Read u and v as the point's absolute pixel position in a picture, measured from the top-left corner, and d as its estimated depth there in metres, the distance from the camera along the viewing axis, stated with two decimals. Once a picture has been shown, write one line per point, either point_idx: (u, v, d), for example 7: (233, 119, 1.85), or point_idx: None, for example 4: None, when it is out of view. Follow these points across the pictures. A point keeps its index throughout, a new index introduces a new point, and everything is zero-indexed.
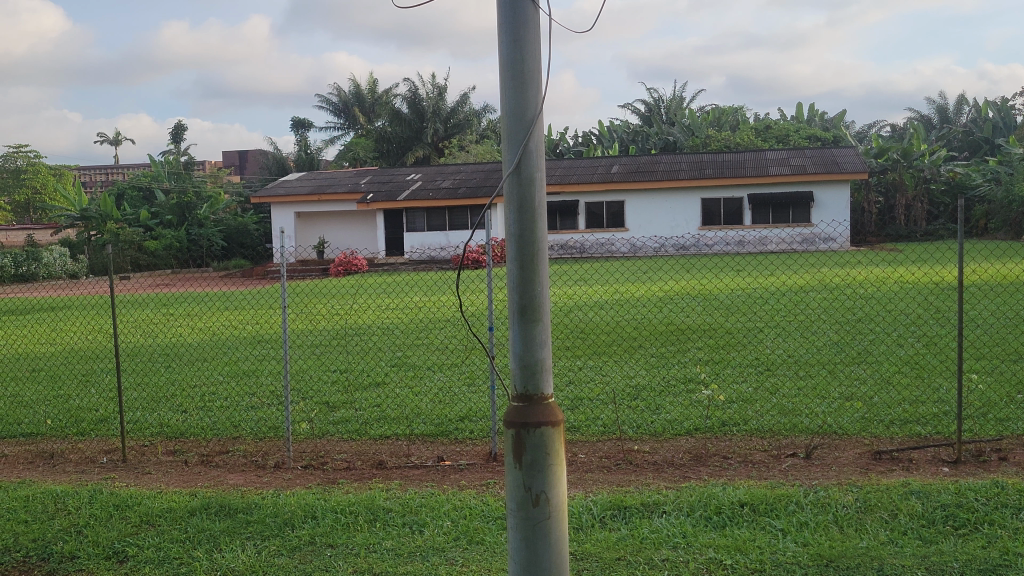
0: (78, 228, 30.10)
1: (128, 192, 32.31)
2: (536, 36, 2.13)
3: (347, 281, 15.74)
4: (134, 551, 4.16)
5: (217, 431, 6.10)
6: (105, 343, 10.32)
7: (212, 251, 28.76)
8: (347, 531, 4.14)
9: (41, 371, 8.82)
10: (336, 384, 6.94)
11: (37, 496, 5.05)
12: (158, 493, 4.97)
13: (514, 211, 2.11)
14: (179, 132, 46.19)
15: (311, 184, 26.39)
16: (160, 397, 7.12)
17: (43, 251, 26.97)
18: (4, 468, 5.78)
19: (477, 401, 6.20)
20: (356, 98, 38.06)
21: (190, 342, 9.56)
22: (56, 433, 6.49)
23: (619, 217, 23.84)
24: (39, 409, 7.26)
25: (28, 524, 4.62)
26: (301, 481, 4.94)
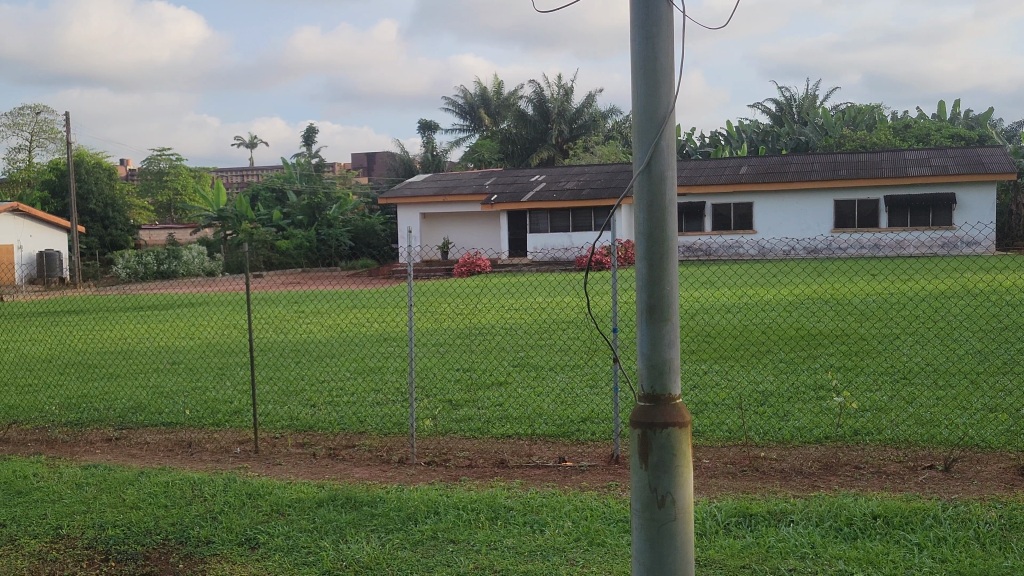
0: (216, 227, 31.47)
1: (263, 194, 33.61)
2: (668, 32, 2.09)
3: (472, 281, 15.97)
4: (265, 539, 4.31)
5: (344, 426, 6.24)
6: (240, 338, 10.74)
7: (341, 251, 29.42)
8: (468, 528, 4.18)
9: (181, 364, 9.25)
10: (459, 383, 7.02)
11: (177, 482, 5.29)
12: (288, 483, 5.13)
13: (643, 210, 2.08)
14: (311, 135, 47.75)
15: (437, 185, 26.86)
16: (290, 391, 7.34)
17: (182, 249, 28.33)
18: (146, 455, 6.08)
19: (600, 403, 6.16)
20: (482, 100, 38.45)
21: (320, 339, 9.84)
22: (195, 424, 6.78)
23: (747, 219, 23.40)
24: (179, 399, 7.61)
25: (168, 508, 4.85)
26: (424, 476, 5.02)
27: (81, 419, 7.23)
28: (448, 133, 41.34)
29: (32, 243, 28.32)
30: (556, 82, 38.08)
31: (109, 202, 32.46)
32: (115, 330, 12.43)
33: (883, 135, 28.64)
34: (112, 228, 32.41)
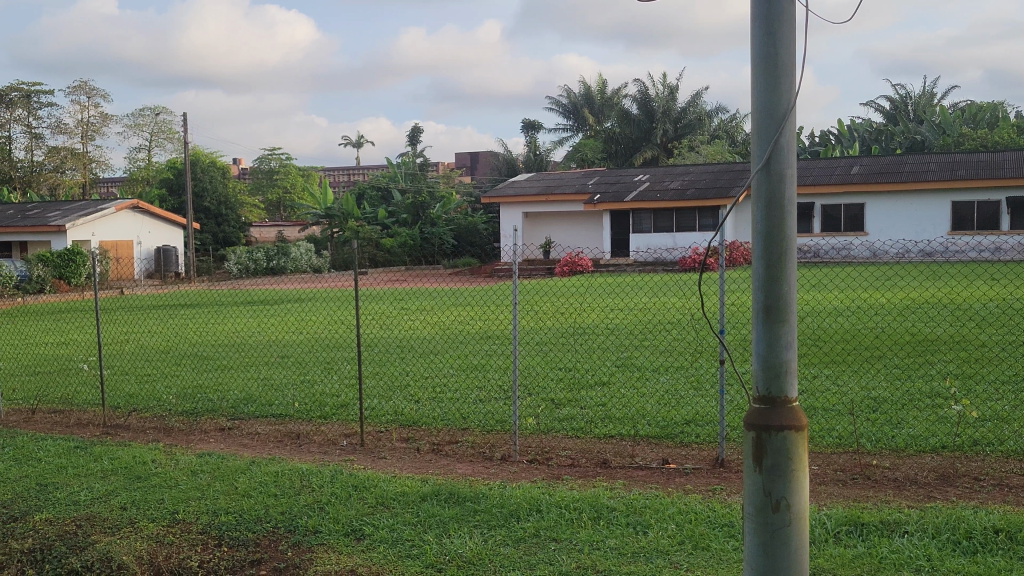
0: (323, 225, 32.25)
1: (369, 192, 34.30)
2: (792, 28, 2.05)
3: (574, 281, 15.97)
4: (370, 531, 4.39)
5: (447, 422, 6.32)
6: (346, 334, 10.98)
7: (443, 249, 29.84)
8: (570, 526, 4.18)
9: (290, 357, 9.51)
10: (562, 382, 7.03)
11: (286, 472, 5.44)
12: (392, 476, 5.22)
13: (761, 208, 2.05)
14: (416, 135, 48.47)
15: (540, 184, 26.95)
16: (395, 386, 7.47)
17: (291, 246, 29.14)
18: (257, 445, 6.27)
19: (705, 406, 6.09)
20: (586, 100, 38.36)
21: (424, 336, 9.98)
22: (303, 416, 6.96)
23: (858, 221, 22.78)
24: (288, 391, 7.84)
25: (278, 497, 4.98)
26: (526, 474, 5.04)
27: (195, 409, 7.51)
28: (551, 132, 41.41)
29: (151, 239, 29.56)
30: (662, 81, 37.70)
31: (223, 200, 33.63)
32: (228, 324, 12.86)
33: (1006, 134, 27.45)
34: (225, 226, 33.58)
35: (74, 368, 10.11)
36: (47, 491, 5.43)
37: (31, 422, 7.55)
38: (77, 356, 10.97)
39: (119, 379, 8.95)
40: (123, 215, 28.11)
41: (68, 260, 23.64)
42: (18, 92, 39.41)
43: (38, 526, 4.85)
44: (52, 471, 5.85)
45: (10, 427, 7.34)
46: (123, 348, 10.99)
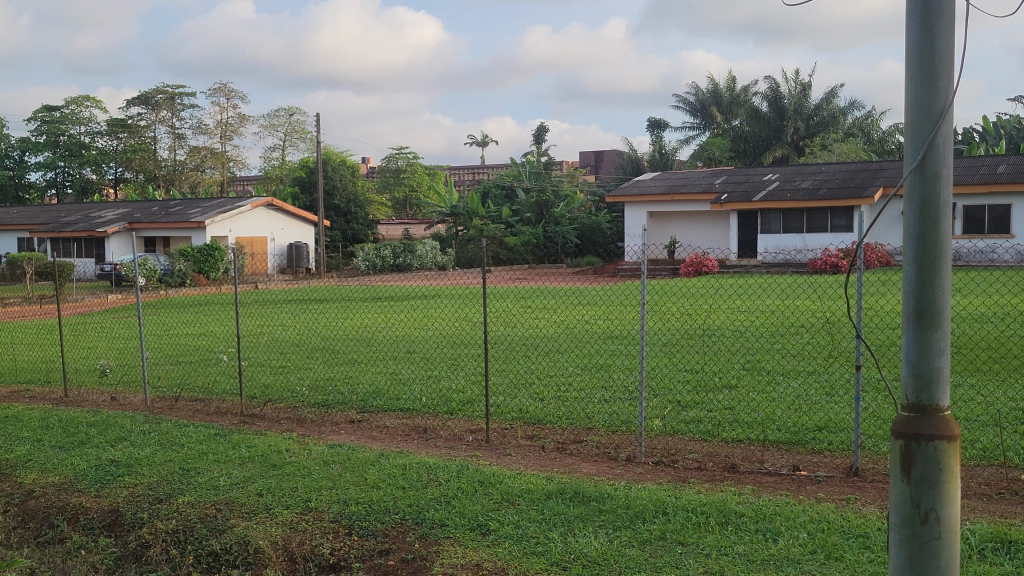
0: (448, 223, 32.77)
1: (494, 191, 34.71)
2: (950, 20, 1.98)
3: (701, 282, 15.76)
4: (496, 526, 4.44)
5: (572, 421, 6.33)
6: (471, 331, 11.12)
7: (566, 248, 29.89)
8: (698, 530, 4.13)
9: (416, 353, 9.70)
10: (688, 384, 6.96)
11: (413, 466, 5.55)
12: (518, 473, 5.27)
13: (914, 212, 1.99)
14: (541, 133, 48.75)
15: (666, 183, 26.69)
16: (519, 384, 7.53)
17: (417, 244, 29.74)
18: (386, 437, 6.43)
19: (839, 412, 5.93)
20: (714, 97, 37.74)
21: (548, 334, 10.03)
22: (430, 411, 7.09)
23: (1003, 223, 21.74)
24: (416, 386, 7.99)
25: (405, 489, 5.10)
26: (653, 476, 5.01)
27: (326, 401, 7.74)
28: (677, 131, 40.96)
29: (284, 235, 30.60)
30: (793, 78, 36.80)
31: (352, 199, 34.55)
32: (356, 319, 13.19)
33: None
34: (354, 223, 34.48)
35: (213, 358, 10.56)
36: (190, 476, 5.69)
37: (174, 409, 7.92)
38: (216, 347, 11.46)
39: (255, 370, 9.31)
40: (258, 212, 29.16)
41: (208, 256, 24.67)
42: (163, 94, 41.34)
43: (181, 509, 5.11)
44: (193, 457, 6.13)
45: (155, 413, 7.72)
46: (259, 340, 11.43)
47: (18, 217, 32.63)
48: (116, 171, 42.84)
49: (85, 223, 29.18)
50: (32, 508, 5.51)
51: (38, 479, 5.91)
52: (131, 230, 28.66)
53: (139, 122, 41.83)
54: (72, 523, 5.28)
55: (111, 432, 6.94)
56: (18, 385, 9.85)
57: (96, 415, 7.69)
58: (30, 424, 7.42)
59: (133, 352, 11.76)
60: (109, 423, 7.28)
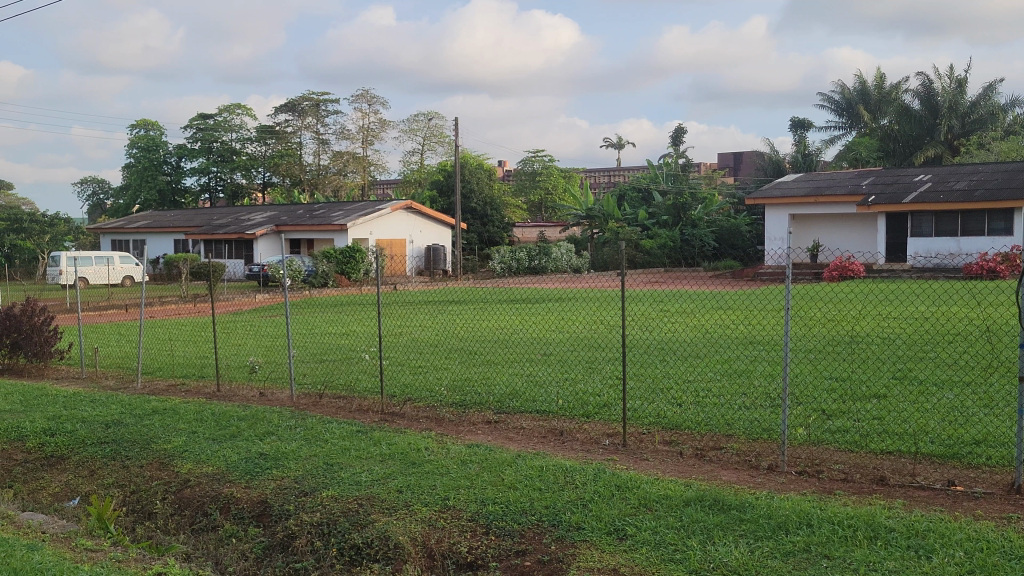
0: (584, 226, 32.85)
1: (629, 194, 34.60)
2: None
3: (846, 287, 15.29)
4: (632, 531, 4.40)
5: (710, 427, 6.22)
6: (608, 334, 11.10)
7: (704, 251, 29.45)
8: (844, 544, 3.99)
9: (553, 355, 9.74)
10: (834, 393, 6.72)
11: (550, 468, 5.57)
12: (656, 479, 5.21)
13: None
14: (678, 135, 48.23)
15: (810, 185, 25.98)
16: (657, 389, 7.45)
17: (552, 246, 29.88)
18: (523, 439, 6.47)
19: (997, 426, 5.62)
20: (861, 95, 36.76)
21: (685, 338, 9.90)
22: (566, 413, 7.10)
23: None
24: (551, 389, 8.02)
25: (542, 491, 5.11)
26: (796, 486, 4.87)
27: (464, 401, 7.84)
28: (822, 131, 39.82)
29: (422, 238, 31.28)
30: (948, 73, 35.05)
31: (489, 202, 35.05)
32: (491, 321, 13.35)
33: None
34: (490, 226, 34.91)
35: (356, 357, 10.90)
36: (333, 471, 5.87)
37: (319, 406, 8.19)
38: (358, 346, 11.79)
39: (395, 370, 9.53)
40: (398, 215, 29.92)
41: (350, 257, 25.50)
42: (309, 101, 42.94)
43: (325, 502, 5.28)
44: (337, 453, 6.31)
45: (301, 409, 8.00)
46: (398, 339, 11.70)
47: (175, 220, 34.47)
48: (264, 176, 44.72)
49: (236, 226, 30.59)
50: (188, 497, 5.83)
51: (193, 469, 6.24)
52: (278, 232, 29.87)
53: (285, 129, 43.57)
54: (224, 511, 5.55)
55: (260, 426, 7.24)
56: (176, 379, 10.41)
57: (246, 409, 8.03)
58: (186, 416, 7.83)
59: (280, 350, 12.27)
60: (258, 418, 7.59)
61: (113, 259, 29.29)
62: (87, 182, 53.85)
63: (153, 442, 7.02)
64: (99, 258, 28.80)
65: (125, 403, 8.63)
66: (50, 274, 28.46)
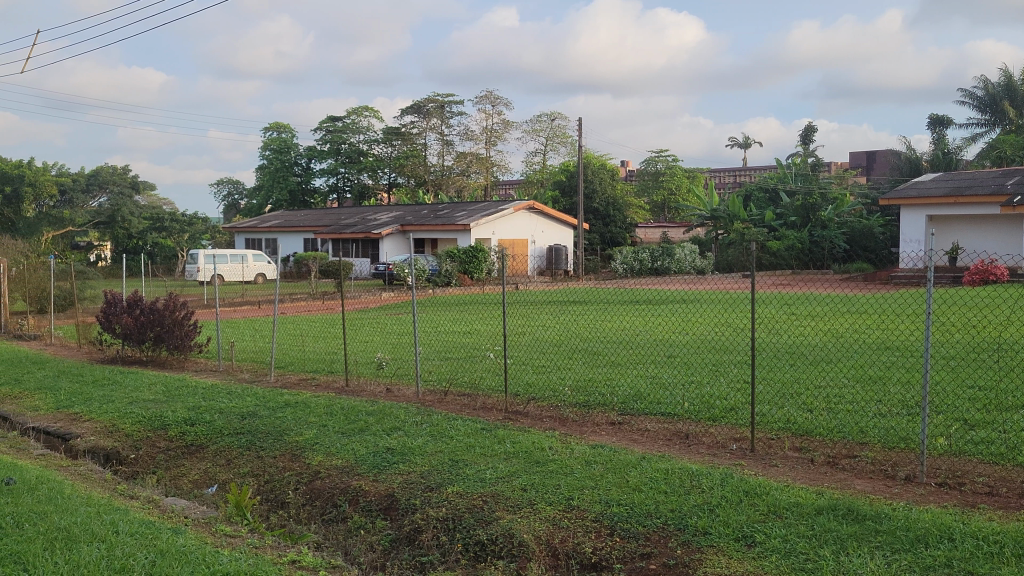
0: (709, 227, 32.44)
1: (756, 194, 33.95)
2: None
3: (989, 291, 14.61)
4: (761, 538, 4.32)
5: (843, 434, 6.04)
6: (734, 337, 10.88)
7: (834, 253, 28.69)
8: (988, 561, 3.81)
9: (677, 357, 9.62)
10: (976, 402, 6.43)
11: (676, 471, 5.50)
12: (786, 485, 5.09)
13: None
14: (807, 134, 46.98)
15: (949, 185, 24.93)
16: (786, 393, 7.29)
17: (676, 248, 29.55)
18: (647, 441, 6.42)
19: None
20: (1006, 91, 35.30)
21: (814, 342, 9.65)
22: (691, 416, 7.00)
23: None
24: (677, 391, 7.93)
25: (668, 495, 5.06)
26: (936, 498, 4.68)
27: (588, 402, 7.83)
28: (962, 129, 38.14)
29: (544, 237, 31.41)
30: None
31: (611, 202, 34.90)
32: (614, 321, 13.30)
33: None
34: (613, 226, 34.76)
35: (480, 355, 11.03)
36: (458, 467, 5.95)
37: (444, 402, 8.33)
38: (482, 344, 11.94)
39: (518, 368, 9.60)
40: (521, 215, 30.14)
41: (473, 256, 25.88)
42: (434, 103, 43.69)
43: (450, 498, 5.36)
44: (462, 449, 6.41)
45: (427, 405, 8.16)
46: (521, 339, 11.80)
47: (304, 220, 35.56)
48: (390, 176, 45.70)
49: (362, 226, 31.39)
50: (319, 488, 6.02)
51: (323, 461, 6.43)
52: (403, 231, 30.49)
53: (411, 130, 44.45)
54: (353, 504, 5.70)
55: (387, 421, 7.41)
56: (307, 373, 10.76)
57: (374, 404, 8.22)
58: (317, 409, 8.07)
59: (407, 347, 12.54)
60: (385, 413, 7.77)
61: (246, 257, 30.45)
62: (223, 183, 56.07)
63: (285, 434, 7.27)
64: (234, 256, 30.01)
65: (258, 396, 8.97)
66: (189, 271, 29.83)
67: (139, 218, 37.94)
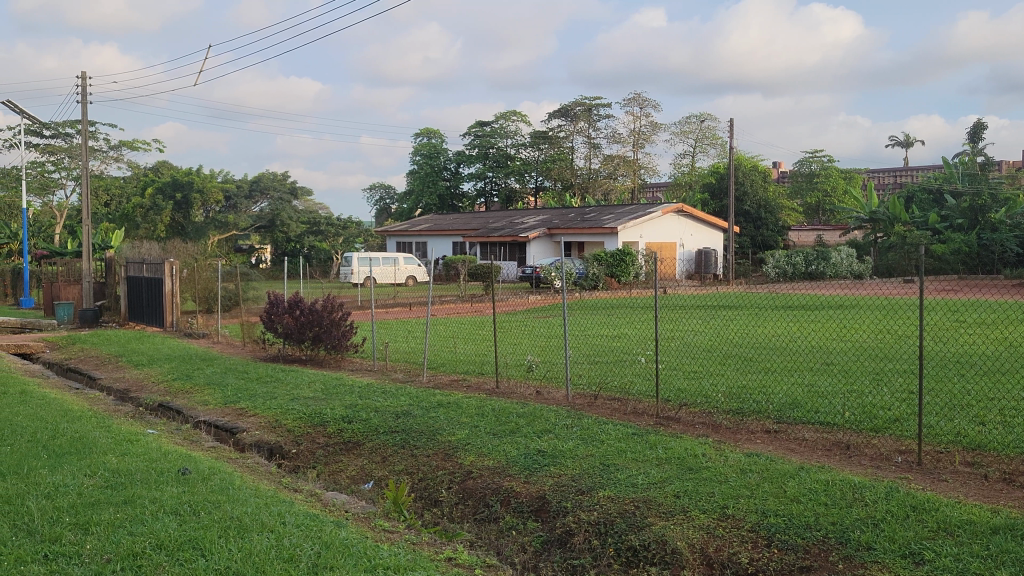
0: (868, 230, 31.39)
1: (919, 196, 32.71)
2: None
3: None
4: (931, 556, 4.13)
5: (1020, 449, 5.72)
6: (898, 345, 10.45)
7: (1005, 257, 27.18)
8: None
9: (835, 365, 9.31)
10: None
11: (836, 483, 5.33)
12: (957, 502, 4.85)
13: None
14: (976, 131, 44.66)
15: None
16: (955, 405, 6.95)
17: (832, 251, 28.61)
18: (805, 450, 6.26)
19: None
20: None
21: (986, 352, 9.17)
22: (851, 426, 6.77)
23: None
24: (836, 400, 7.69)
25: (829, 507, 4.91)
26: None
27: (741, 409, 7.69)
28: None
29: (693, 241, 31.00)
30: None
31: (763, 205, 34.14)
32: (768, 327, 12.99)
33: None
34: (764, 229, 33.99)
35: (630, 359, 11.00)
36: (610, 471, 5.95)
37: (594, 406, 8.36)
38: (632, 348, 11.89)
39: (669, 374, 9.50)
40: (669, 218, 29.86)
41: (620, 260, 25.80)
42: (581, 106, 43.81)
43: (602, 502, 5.36)
44: (614, 454, 6.40)
45: (577, 408, 8.19)
46: (672, 343, 11.69)
47: (453, 224, 36.25)
48: (537, 180, 46.08)
49: (510, 229, 31.79)
50: (471, 487, 6.13)
51: (474, 461, 6.54)
52: (550, 234, 30.71)
53: (559, 133, 44.73)
54: (505, 504, 5.78)
55: (538, 424, 7.48)
56: (459, 374, 10.99)
57: (525, 406, 8.33)
58: (469, 410, 8.23)
59: (556, 349, 12.64)
60: (535, 415, 7.84)
61: (398, 260, 31.31)
62: (375, 188, 57.88)
63: (437, 433, 7.44)
64: (386, 259, 30.94)
65: (411, 396, 9.20)
66: (344, 274, 30.92)
67: (298, 222, 39.57)
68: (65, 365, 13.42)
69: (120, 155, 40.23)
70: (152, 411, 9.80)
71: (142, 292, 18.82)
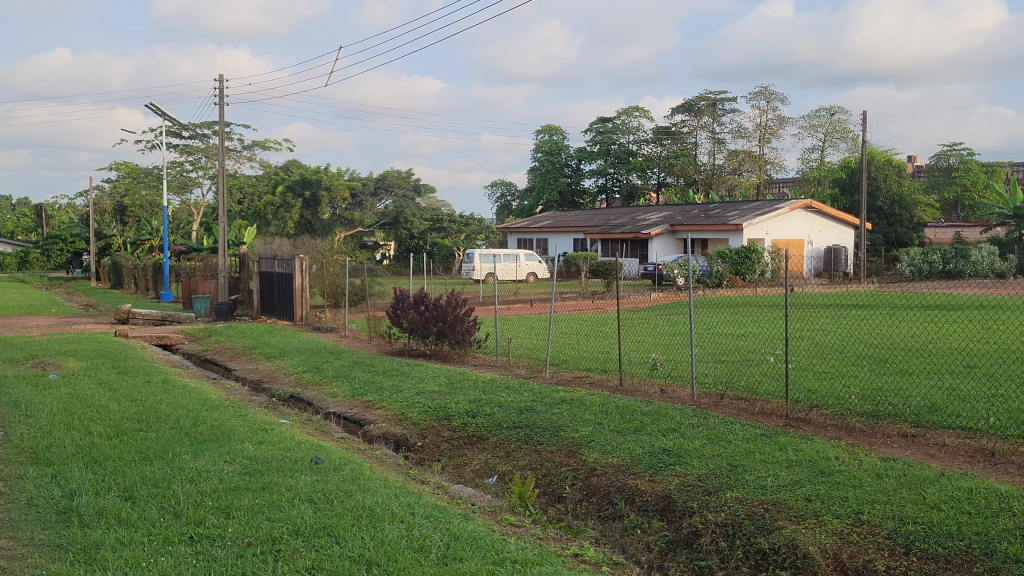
0: (1012, 226, 29.85)
1: None
2: None
3: None
4: None
5: None
6: None
7: None
8: None
9: (977, 368, 8.89)
10: None
11: (981, 491, 5.10)
12: None
13: None
14: None
15: None
16: None
17: (971, 249, 27.28)
18: (947, 457, 6.00)
19: None
20: None
21: None
22: (997, 432, 6.46)
23: None
24: (978, 404, 7.35)
25: (972, 516, 4.70)
26: None
27: (876, 411, 7.43)
28: None
29: (821, 238, 30.17)
30: None
31: (897, 200, 32.94)
32: (904, 327, 12.51)
33: None
34: (898, 226, 32.76)
35: (758, 359, 10.76)
36: (738, 473, 5.84)
37: (720, 406, 8.21)
38: (759, 347, 11.62)
39: (798, 374, 9.25)
40: (796, 215, 29.08)
41: (745, 257, 25.24)
42: (705, 101, 43.10)
43: (730, 503, 5.27)
44: (742, 454, 6.28)
45: (703, 408, 8.07)
46: (801, 343, 11.37)
47: (575, 221, 36.23)
48: (659, 176, 45.57)
49: (632, 227, 31.55)
50: (595, 485, 6.14)
51: (598, 459, 6.53)
52: (672, 231, 30.35)
53: (682, 129, 44.35)
54: (630, 502, 5.75)
55: (663, 422, 7.40)
56: (581, 371, 10.95)
57: (649, 405, 8.24)
58: (592, 407, 8.21)
59: (680, 348, 12.47)
60: (660, 414, 7.75)
61: (519, 257, 31.44)
62: (496, 185, 58.24)
63: (561, 430, 7.44)
64: (508, 256, 31.15)
65: (535, 392, 9.23)
66: (466, 270, 31.29)
67: (422, 219, 40.26)
68: (203, 356, 14.01)
69: (253, 155, 41.77)
70: (284, 402, 10.15)
71: (273, 287, 19.47)
